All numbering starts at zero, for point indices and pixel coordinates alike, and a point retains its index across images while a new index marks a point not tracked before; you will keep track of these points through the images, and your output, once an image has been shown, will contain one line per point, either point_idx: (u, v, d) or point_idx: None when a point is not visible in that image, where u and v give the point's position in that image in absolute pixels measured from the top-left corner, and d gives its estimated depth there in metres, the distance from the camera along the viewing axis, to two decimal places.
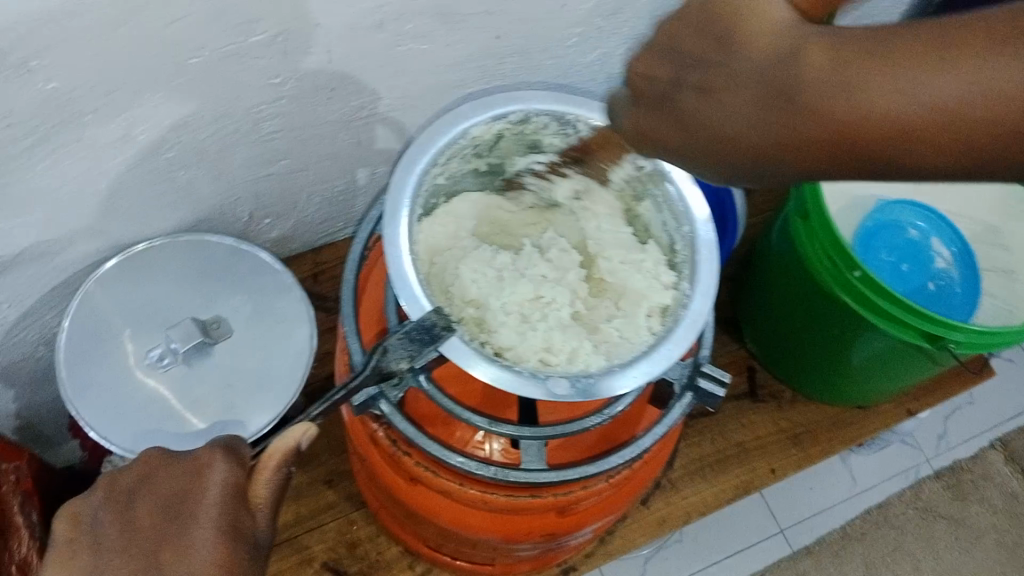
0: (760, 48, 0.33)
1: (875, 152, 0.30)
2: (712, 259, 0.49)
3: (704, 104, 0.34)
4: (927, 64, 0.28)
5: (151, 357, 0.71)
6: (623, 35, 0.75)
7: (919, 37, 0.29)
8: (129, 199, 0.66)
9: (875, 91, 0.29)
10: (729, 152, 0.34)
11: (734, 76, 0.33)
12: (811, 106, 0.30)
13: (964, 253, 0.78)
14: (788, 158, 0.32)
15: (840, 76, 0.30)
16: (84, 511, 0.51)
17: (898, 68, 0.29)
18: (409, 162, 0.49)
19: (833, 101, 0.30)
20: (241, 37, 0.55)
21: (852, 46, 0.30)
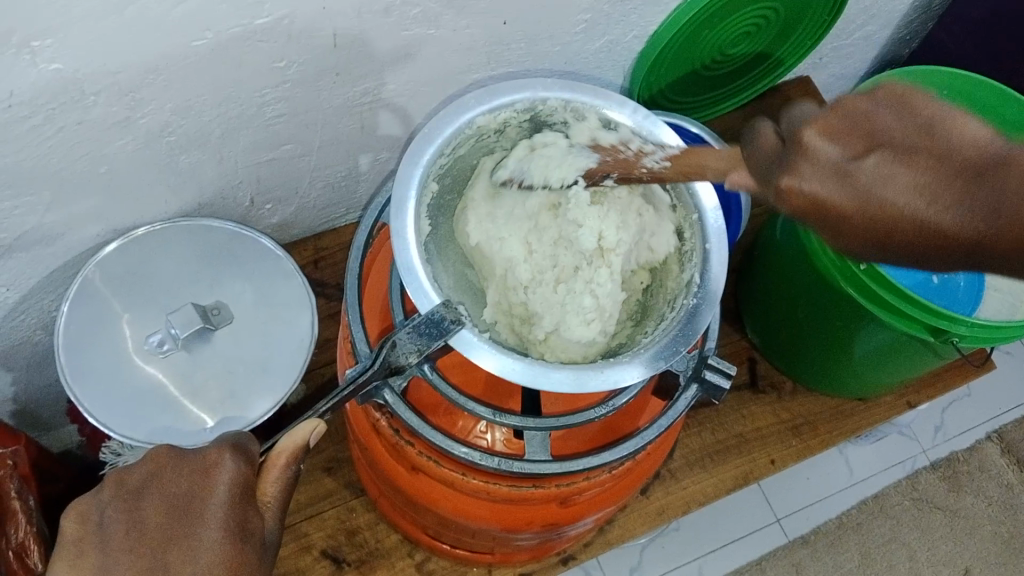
0: (866, 169, 0.38)
1: (870, 232, 0.37)
2: (723, 250, 0.50)
3: (834, 154, 0.38)
4: (913, 192, 0.36)
5: (151, 343, 0.70)
6: (631, 21, 0.74)
7: (921, 172, 0.37)
8: (131, 182, 0.65)
9: (883, 205, 0.37)
10: (887, 143, 0.38)
11: (831, 156, 0.38)
12: (874, 184, 0.37)
13: None
14: (965, 166, 0.36)
15: (882, 183, 0.37)
16: (91, 509, 0.50)
17: (895, 185, 0.37)
18: (414, 155, 0.48)
19: (847, 196, 0.37)
20: (248, 19, 0.54)
21: (879, 169, 0.37)
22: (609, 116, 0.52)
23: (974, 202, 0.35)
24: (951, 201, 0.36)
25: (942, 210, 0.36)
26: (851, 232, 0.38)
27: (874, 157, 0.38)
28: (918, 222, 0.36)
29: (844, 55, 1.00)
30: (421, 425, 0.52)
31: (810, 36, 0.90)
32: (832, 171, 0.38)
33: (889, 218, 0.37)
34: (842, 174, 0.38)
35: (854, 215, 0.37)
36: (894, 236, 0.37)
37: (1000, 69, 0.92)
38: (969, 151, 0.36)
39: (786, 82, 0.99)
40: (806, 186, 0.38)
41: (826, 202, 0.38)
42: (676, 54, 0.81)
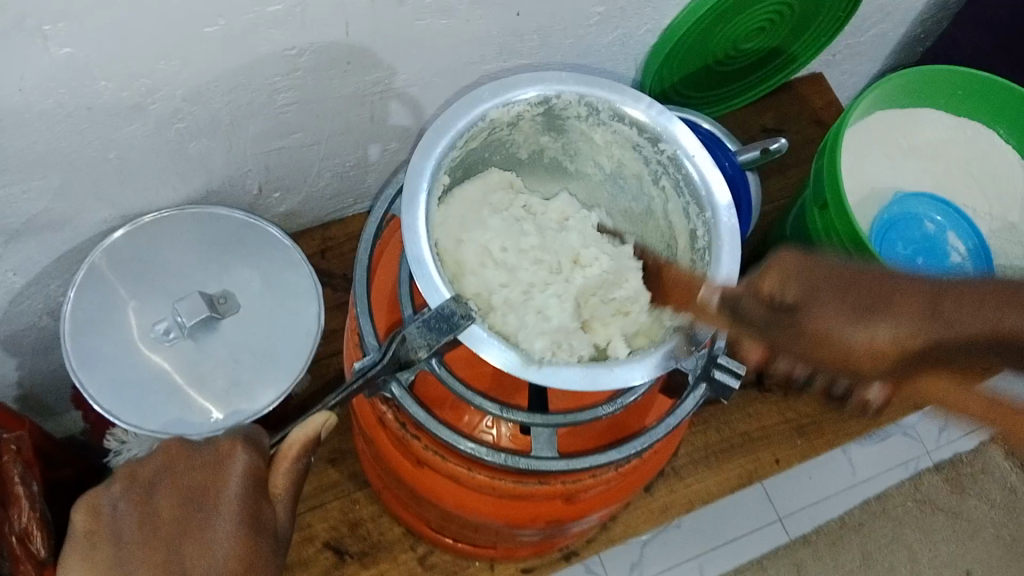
0: (848, 298, 0.44)
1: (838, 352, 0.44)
2: (734, 247, 0.49)
3: (831, 296, 0.44)
4: (884, 319, 0.43)
5: (156, 332, 0.70)
6: (645, 15, 0.73)
7: (896, 302, 0.43)
8: (141, 168, 0.65)
9: (856, 330, 0.43)
10: (878, 290, 0.44)
11: (824, 295, 0.44)
12: (851, 314, 0.43)
13: (980, 247, 0.77)
14: (963, 309, 0.42)
15: (860, 314, 0.43)
16: (102, 501, 0.49)
17: (869, 318, 0.43)
18: (426, 148, 0.48)
19: (831, 325, 0.44)
20: (260, 6, 0.54)
21: (859, 300, 0.44)
22: (622, 110, 0.51)
23: (952, 311, 0.42)
24: (915, 325, 0.43)
25: (910, 328, 0.43)
26: (853, 358, 0.43)
27: (861, 299, 0.44)
28: (887, 340, 0.43)
29: (858, 53, 0.99)
30: (428, 420, 0.52)
31: (823, 32, 0.89)
32: (825, 302, 0.44)
33: (855, 339, 0.43)
34: (830, 309, 0.44)
35: (831, 336, 0.43)
36: (865, 353, 0.43)
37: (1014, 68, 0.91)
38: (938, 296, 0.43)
39: (799, 79, 0.99)
40: (804, 318, 0.44)
41: (823, 329, 0.44)
42: (689, 48, 0.80)
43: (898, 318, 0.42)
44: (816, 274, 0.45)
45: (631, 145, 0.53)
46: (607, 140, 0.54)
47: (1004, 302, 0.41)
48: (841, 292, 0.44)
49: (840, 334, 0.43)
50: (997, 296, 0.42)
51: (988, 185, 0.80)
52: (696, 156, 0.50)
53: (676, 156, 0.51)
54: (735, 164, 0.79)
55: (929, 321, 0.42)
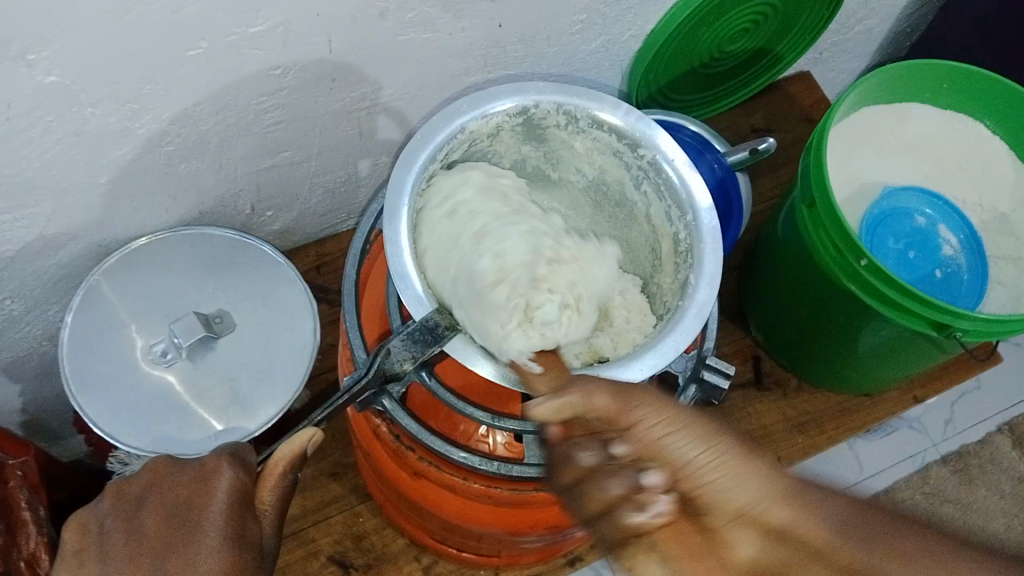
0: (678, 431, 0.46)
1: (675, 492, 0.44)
2: (716, 248, 0.49)
3: (659, 418, 0.46)
4: (734, 485, 0.44)
5: (154, 352, 0.71)
6: (627, 20, 0.74)
7: (759, 488, 0.44)
8: (133, 191, 0.66)
9: (696, 474, 0.44)
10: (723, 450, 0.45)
11: (658, 415, 0.46)
12: (689, 449, 0.45)
13: (973, 238, 0.77)
14: (825, 533, 0.42)
15: (705, 464, 0.44)
16: (92, 520, 0.51)
17: (714, 472, 0.44)
18: (406, 162, 0.48)
19: (662, 443, 0.45)
20: (242, 27, 0.54)
21: (710, 457, 0.45)
22: (600, 117, 0.51)
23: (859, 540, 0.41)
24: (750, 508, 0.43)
25: (744, 504, 0.43)
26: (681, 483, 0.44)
27: (699, 449, 0.45)
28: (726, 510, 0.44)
29: (845, 49, 0.99)
30: (420, 431, 0.52)
31: (808, 30, 0.89)
32: (653, 424, 0.46)
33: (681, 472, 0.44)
34: (668, 441, 0.45)
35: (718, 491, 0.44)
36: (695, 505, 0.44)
37: (1003, 59, 0.91)
38: (788, 505, 0.43)
39: (787, 78, 0.99)
40: (657, 442, 0.45)
41: (675, 440, 0.45)
42: (673, 52, 0.81)
43: (777, 501, 0.43)
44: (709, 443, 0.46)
45: (611, 151, 0.53)
46: (588, 149, 0.54)
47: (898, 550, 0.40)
48: (717, 450, 0.45)
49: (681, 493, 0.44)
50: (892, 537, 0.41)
51: (977, 176, 0.80)
52: (675, 161, 0.51)
53: (656, 163, 0.51)
54: (725, 165, 0.80)
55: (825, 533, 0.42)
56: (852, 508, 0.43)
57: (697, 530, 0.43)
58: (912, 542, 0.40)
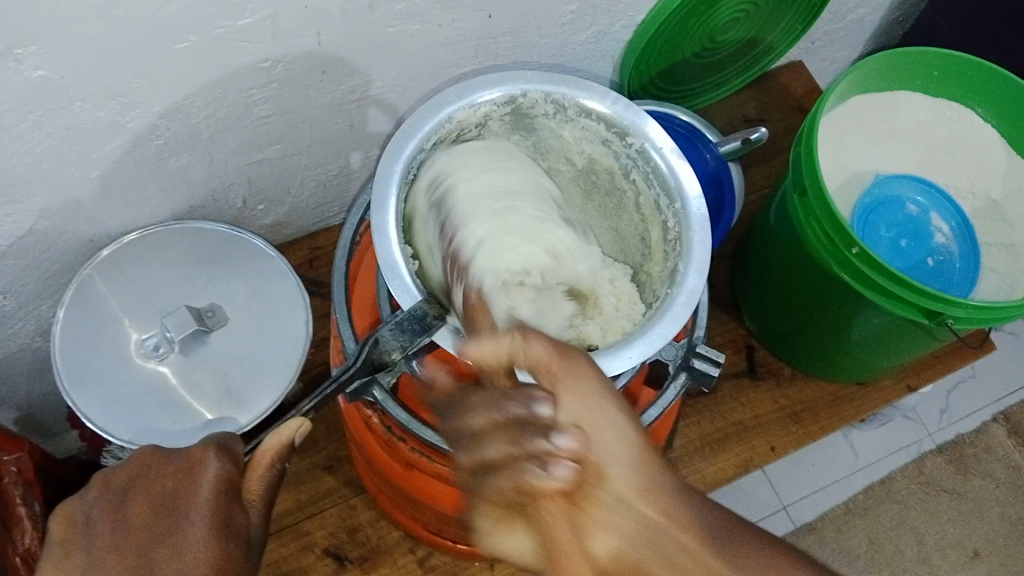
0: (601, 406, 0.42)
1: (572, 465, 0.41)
2: (704, 236, 0.49)
3: (582, 390, 0.42)
4: (632, 481, 0.41)
5: (146, 346, 0.71)
6: (618, 11, 0.74)
7: (656, 490, 0.41)
8: (123, 186, 0.66)
9: (599, 454, 0.41)
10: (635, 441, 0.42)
11: (584, 386, 0.43)
12: (600, 427, 0.42)
13: (964, 227, 0.78)
14: (698, 547, 0.40)
15: (615, 452, 0.41)
16: (78, 510, 0.50)
17: (619, 463, 0.41)
18: (393, 151, 0.48)
19: (579, 414, 0.42)
20: (230, 20, 0.54)
21: (625, 445, 0.42)
22: (588, 105, 0.51)
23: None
24: (636, 508, 0.40)
25: (631, 503, 0.41)
26: (581, 475, 0.41)
27: (612, 430, 0.42)
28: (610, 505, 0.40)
29: (837, 38, 0.99)
30: (411, 421, 0.52)
31: (799, 20, 0.89)
32: (580, 395, 0.42)
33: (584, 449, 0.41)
34: (589, 412, 0.42)
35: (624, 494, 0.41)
36: (585, 489, 0.41)
37: (994, 45, 0.91)
38: (677, 518, 0.41)
39: (779, 68, 0.99)
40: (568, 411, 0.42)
41: (588, 413, 0.42)
42: (664, 42, 0.81)
43: (688, 523, 0.41)
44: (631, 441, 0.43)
45: (600, 140, 0.53)
46: (576, 139, 0.54)
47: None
48: (627, 437, 0.42)
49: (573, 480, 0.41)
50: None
51: (967, 163, 0.79)
52: (664, 148, 0.51)
53: (643, 152, 0.51)
54: (718, 155, 0.80)
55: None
56: (722, 523, 0.42)
57: (568, 515, 0.40)
58: (769, 574, 0.40)
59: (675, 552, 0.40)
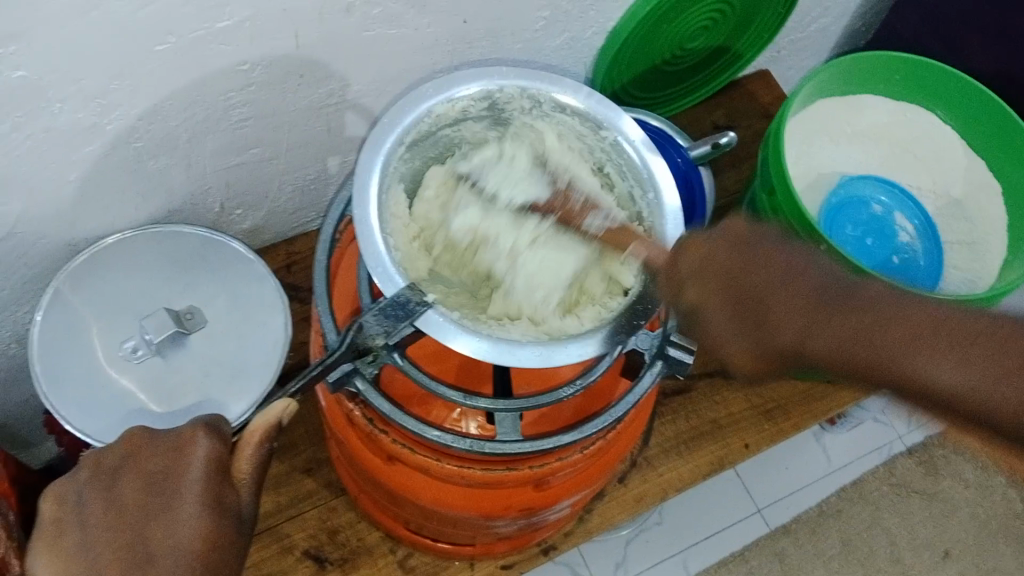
0: (706, 271, 0.47)
1: (717, 327, 0.47)
2: (677, 227, 0.51)
3: (695, 278, 0.47)
4: (766, 300, 0.45)
5: (125, 350, 0.71)
6: (590, 17, 0.75)
7: (791, 288, 0.45)
8: (101, 189, 0.66)
9: (716, 298, 0.47)
10: (739, 269, 0.46)
11: (694, 270, 0.47)
12: (712, 275, 0.47)
13: (926, 225, 0.81)
14: (830, 311, 0.44)
15: (739, 293, 0.46)
16: (69, 490, 0.51)
17: (742, 295, 0.46)
18: (376, 143, 0.50)
19: (695, 298, 0.47)
20: (210, 22, 0.55)
21: (738, 276, 0.46)
22: (562, 100, 0.54)
23: (824, 330, 0.44)
24: (774, 319, 0.45)
25: (773, 316, 0.45)
26: (726, 322, 0.46)
27: (736, 274, 0.46)
28: (756, 328, 0.46)
29: (803, 47, 1.02)
30: (393, 413, 0.53)
31: (765, 28, 0.91)
32: (694, 275, 0.47)
33: (710, 298, 0.47)
34: (698, 282, 0.47)
35: (712, 334, 0.47)
36: (742, 330, 0.46)
37: (952, 52, 0.95)
38: (807, 312, 0.44)
39: (747, 76, 1.01)
40: (690, 295, 0.47)
41: (699, 281, 0.47)
42: (635, 50, 0.82)
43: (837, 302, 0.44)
44: (715, 265, 0.47)
45: (574, 134, 0.56)
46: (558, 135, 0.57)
47: (879, 332, 0.43)
48: (733, 270, 0.46)
49: (729, 328, 0.46)
50: (862, 320, 0.43)
51: (930, 163, 0.83)
52: (636, 141, 0.54)
53: (616, 144, 0.54)
54: (687, 160, 0.81)
55: (791, 330, 0.44)
56: (865, 300, 0.44)
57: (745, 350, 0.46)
58: (909, 338, 0.42)
59: (824, 326, 0.44)
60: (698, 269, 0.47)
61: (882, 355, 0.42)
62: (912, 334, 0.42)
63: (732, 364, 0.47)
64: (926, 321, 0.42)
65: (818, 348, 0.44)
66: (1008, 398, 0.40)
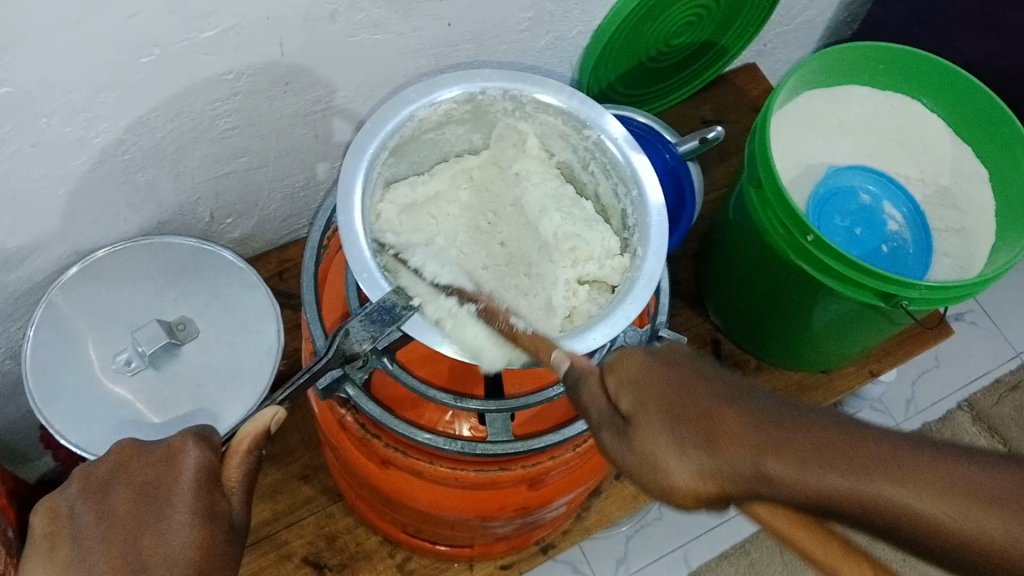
0: (652, 387, 0.42)
1: (662, 451, 0.40)
2: (661, 222, 0.51)
3: (641, 395, 0.41)
4: (719, 422, 0.40)
5: (117, 362, 0.70)
6: (574, 16, 0.76)
7: (744, 414, 0.40)
8: (90, 201, 0.66)
9: (664, 418, 0.40)
10: (685, 391, 0.41)
11: (638, 385, 0.42)
12: (662, 391, 0.41)
13: (915, 214, 0.80)
14: (788, 435, 0.38)
15: (690, 414, 0.40)
16: (60, 503, 0.51)
17: (693, 415, 0.40)
18: (358, 149, 0.50)
19: (640, 415, 0.41)
20: (193, 33, 0.55)
21: (687, 398, 0.41)
22: (543, 100, 0.54)
23: (784, 453, 0.38)
24: (729, 445, 0.39)
25: (726, 441, 0.39)
26: (676, 444, 0.40)
27: (684, 394, 0.41)
28: (708, 454, 0.39)
29: (788, 40, 1.02)
30: (384, 416, 0.53)
31: (750, 22, 0.92)
32: (638, 392, 0.42)
33: (657, 415, 0.41)
34: (645, 398, 0.41)
35: (649, 456, 0.40)
36: (692, 452, 0.39)
37: (937, 41, 0.95)
38: (762, 436, 0.39)
39: (733, 71, 1.02)
40: (633, 416, 0.41)
41: (645, 401, 0.41)
42: (620, 47, 0.83)
43: (793, 429, 0.39)
44: (656, 382, 0.42)
45: (559, 132, 0.57)
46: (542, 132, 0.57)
47: (859, 464, 0.37)
48: (681, 391, 0.41)
49: (669, 447, 0.40)
50: (824, 448, 0.38)
51: (918, 153, 0.83)
52: (617, 137, 0.54)
53: (599, 141, 0.54)
54: (676, 155, 0.82)
55: (742, 455, 0.38)
56: (824, 425, 0.39)
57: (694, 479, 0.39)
58: (880, 468, 0.37)
59: (781, 450, 0.38)
60: (640, 385, 0.42)
61: (856, 488, 0.37)
62: (889, 465, 0.37)
63: (670, 494, 0.40)
64: (895, 451, 0.37)
65: (776, 475, 0.38)
66: (997, 535, 0.35)
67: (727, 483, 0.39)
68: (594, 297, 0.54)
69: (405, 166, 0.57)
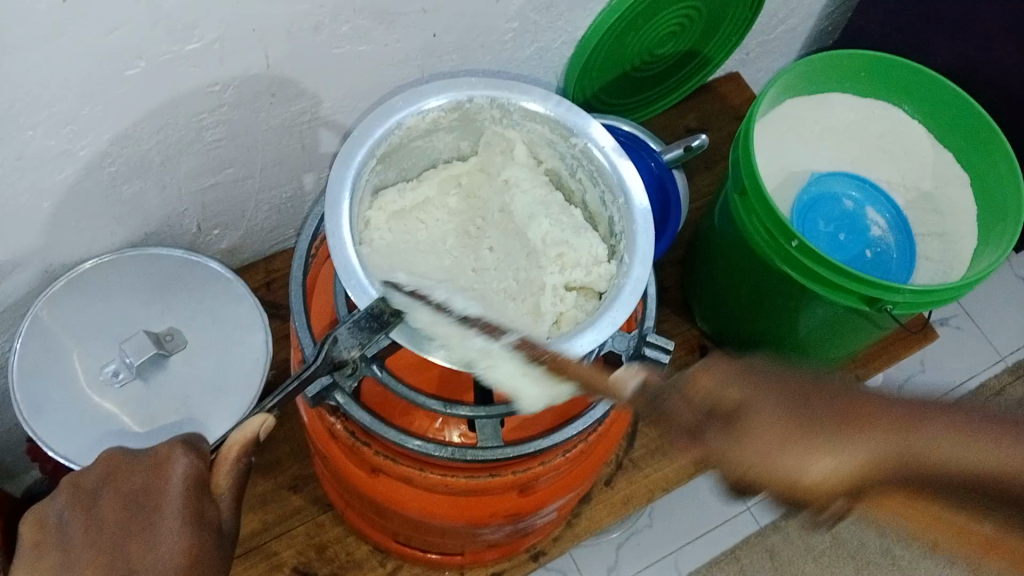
0: (762, 380, 0.35)
1: (775, 448, 0.33)
2: (648, 228, 0.52)
3: (741, 381, 0.35)
4: (844, 411, 0.32)
5: (105, 374, 0.70)
6: (558, 27, 0.76)
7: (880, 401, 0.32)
8: (76, 214, 0.66)
9: (772, 409, 0.34)
10: (801, 384, 0.34)
11: (740, 374, 0.36)
12: (769, 384, 0.35)
13: (898, 218, 0.81)
14: (925, 413, 0.31)
15: (809, 407, 0.33)
16: (48, 514, 0.51)
17: (809, 406, 0.33)
18: (346, 158, 0.50)
19: (744, 406, 0.34)
20: (178, 45, 0.55)
21: (805, 390, 0.34)
22: (530, 108, 0.55)
23: (925, 426, 0.30)
24: (857, 431, 0.31)
25: (854, 429, 0.31)
26: (790, 436, 0.33)
27: (800, 386, 0.34)
28: (835, 446, 0.31)
29: (770, 49, 1.03)
30: (374, 424, 0.53)
31: (731, 32, 0.93)
32: (737, 381, 0.35)
33: (765, 407, 0.34)
34: (748, 390, 0.35)
35: (768, 457, 0.33)
36: (813, 446, 0.32)
37: (916, 49, 0.96)
38: (899, 423, 0.31)
39: (716, 80, 1.03)
40: (732, 408, 0.35)
41: (749, 391, 0.35)
42: (605, 57, 0.83)
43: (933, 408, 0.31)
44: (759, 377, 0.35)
45: (546, 140, 0.57)
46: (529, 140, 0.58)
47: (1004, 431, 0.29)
48: (795, 383, 0.34)
49: (782, 444, 0.33)
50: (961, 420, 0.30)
51: (899, 158, 0.84)
52: (605, 147, 0.54)
53: (585, 149, 0.55)
54: (661, 163, 0.83)
55: (876, 436, 0.31)
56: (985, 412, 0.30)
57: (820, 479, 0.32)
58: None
59: (919, 434, 0.30)
60: (741, 378, 0.35)
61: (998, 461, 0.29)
62: None
63: (805, 494, 0.32)
64: None
65: (920, 458, 0.30)
66: None
67: (868, 472, 0.31)
68: (581, 303, 0.54)
69: (393, 172, 0.58)
